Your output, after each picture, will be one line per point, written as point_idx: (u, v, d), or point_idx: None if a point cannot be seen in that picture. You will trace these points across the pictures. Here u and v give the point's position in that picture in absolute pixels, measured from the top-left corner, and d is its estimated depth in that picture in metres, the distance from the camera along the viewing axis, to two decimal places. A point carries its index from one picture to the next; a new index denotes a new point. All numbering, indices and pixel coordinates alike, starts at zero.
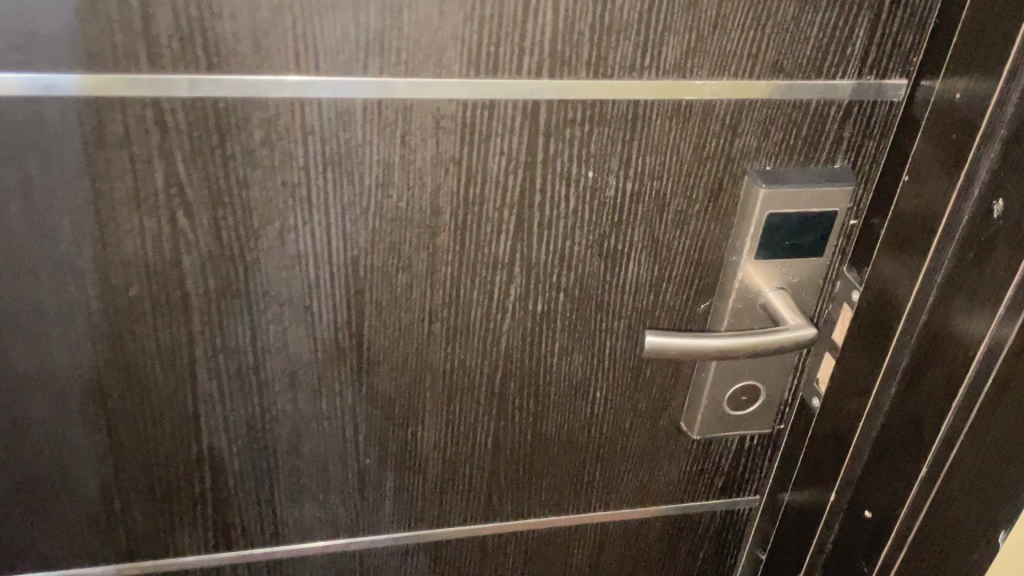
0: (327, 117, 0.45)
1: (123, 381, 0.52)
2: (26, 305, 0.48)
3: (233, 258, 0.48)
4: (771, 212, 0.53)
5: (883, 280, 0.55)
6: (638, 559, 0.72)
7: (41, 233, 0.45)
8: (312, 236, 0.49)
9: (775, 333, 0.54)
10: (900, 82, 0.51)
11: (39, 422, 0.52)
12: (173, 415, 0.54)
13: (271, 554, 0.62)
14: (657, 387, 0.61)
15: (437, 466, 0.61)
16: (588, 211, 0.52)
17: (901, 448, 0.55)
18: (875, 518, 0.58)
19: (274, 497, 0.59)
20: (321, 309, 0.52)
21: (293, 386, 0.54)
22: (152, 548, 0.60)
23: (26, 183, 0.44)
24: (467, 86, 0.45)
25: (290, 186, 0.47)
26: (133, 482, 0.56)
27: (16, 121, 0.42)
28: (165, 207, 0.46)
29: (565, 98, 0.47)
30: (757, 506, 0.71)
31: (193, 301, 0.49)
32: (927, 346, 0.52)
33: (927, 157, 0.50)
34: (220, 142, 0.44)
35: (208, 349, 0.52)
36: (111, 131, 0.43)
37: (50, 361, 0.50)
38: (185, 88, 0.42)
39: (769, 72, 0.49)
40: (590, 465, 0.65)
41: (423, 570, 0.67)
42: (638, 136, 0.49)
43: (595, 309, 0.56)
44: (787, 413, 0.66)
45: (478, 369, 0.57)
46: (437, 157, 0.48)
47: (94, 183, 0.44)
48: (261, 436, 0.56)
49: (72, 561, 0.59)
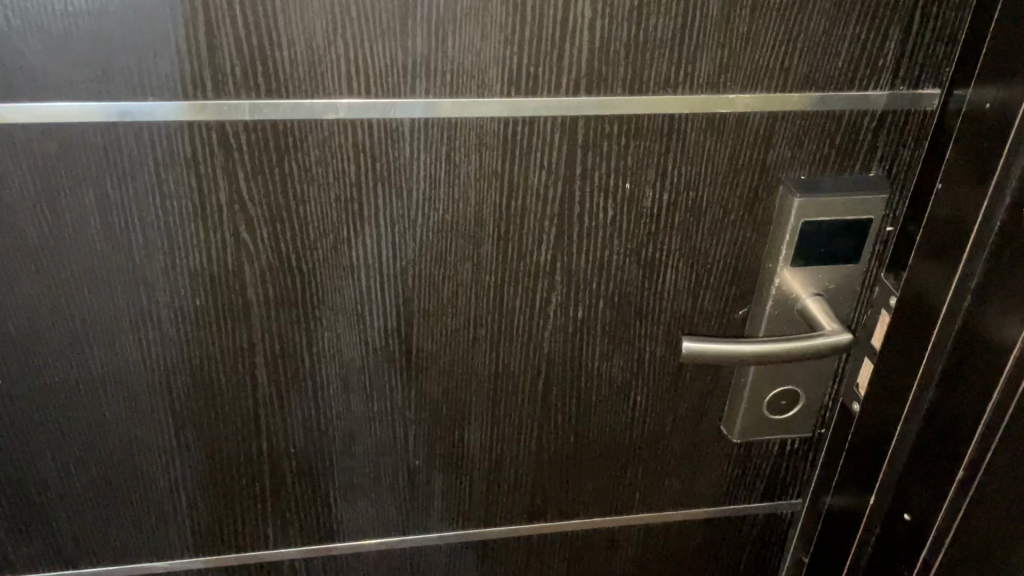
0: (377, 136, 0.48)
1: (190, 385, 0.55)
2: (103, 314, 0.51)
3: (291, 269, 0.52)
4: (806, 220, 0.54)
5: (918, 285, 0.56)
6: (681, 560, 0.74)
7: (116, 247, 0.49)
8: (363, 248, 0.52)
9: (813, 338, 0.55)
10: (933, 91, 0.52)
11: (114, 422, 0.56)
12: (235, 416, 0.57)
13: (326, 551, 0.65)
14: (697, 391, 0.63)
15: (484, 468, 0.64)
16: (626, 221, 0.54)
17: (940, 450, 0.56)
18: (916, 518, 0.59)
19: (329, 496, 0.62)
20: (372, 317, 0.55)
21: (347, 389, 0.57)
22: (215, 543, 0.63)
23: (104, 200, 0.48)
24: (509, 104, 0.48)
25: (343, 201, 0.50)
26: (198, 480, 0.59)
27: (95, 144, 0.46)
28: (228, 222, 0.49)
29: (602, 114, 0.49)
30: (800, 510, 0.72)
31: (253, 308, 0.53)
32: (963, 349, 0.53)
33: (960, 164, 0.51)
34: (279, 161, 0.48)
35: (267, 355, 0.55)
36: (180, 152, 0.46)
37: (123, 365, 0.54)
38: (247, 112, 0.46)
39: (802, 85, 0.50)
40: (632, 468, 0.66)
41: (470, 568, 0.70)
42: (674, 149, 0.51)
43: (634, 315, 0.58)
44: (827, 418, 0.67)
45: (521, 373, 0.60)
46: (480, 171, 0.50)
47: (164, 200, 0.48)
48: (317, 436, 0.59)
49: (142, 554, 0.63)
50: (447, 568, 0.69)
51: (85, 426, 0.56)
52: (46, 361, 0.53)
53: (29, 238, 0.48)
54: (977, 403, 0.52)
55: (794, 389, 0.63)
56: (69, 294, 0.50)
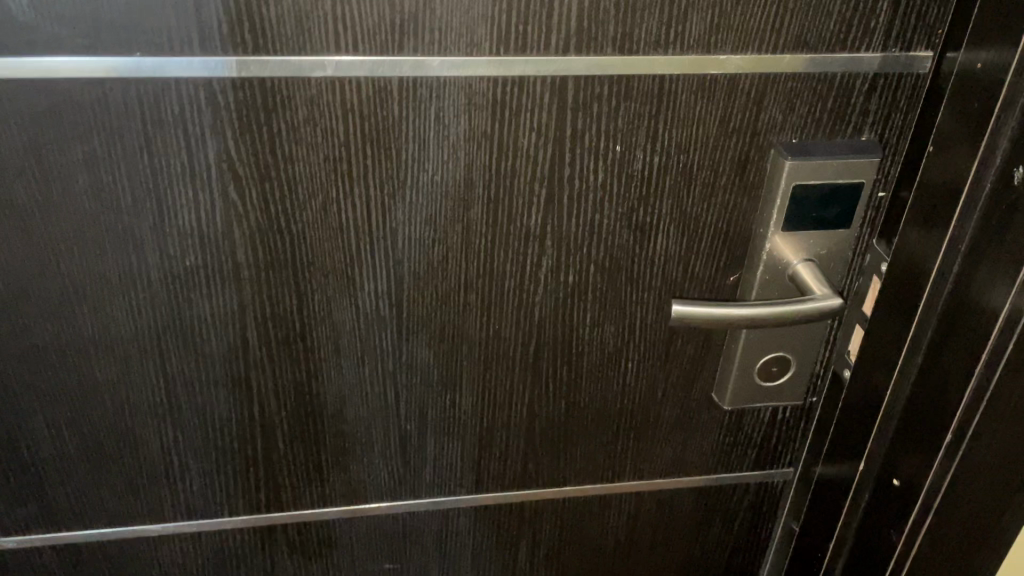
0: (366, 95, 0.48)
1: (181, 347, 0.55)
2: (93, 274, 0.51)
3: (280, 230, 0.52)
4: (797, 183, 0.54)
5: (908, 251, 0.56)
6: (673, 529, 0.74)
7: (105, 206, 0.49)
8: (353, 209, 0.52)
9: (805, 302, 0.55)
10: (926, 54, 0.52)
11: (105, 384, 0.56)
12: (226, 379, 0.57)
13: (319, 516, 0.66)
14: (688, 358, 0.63)
15: (476, 433, 0.64)
16: (617, 184, 0.54)
17: (929, 415, 0.56)
18: (906, 483, 0.60)
19: (321, 460, 0.63)
20: (363, 280, 0.55)
21: (338, 353, 0.57)
22: (209, 507, 0.63)
23: (92, 159, 0.47)
24: (498, 63, 0.48)
25: (332, 161, 0.50)
26: (191, 443, 0.60)
27: (83, 101, 0.45)
28: (217, 181, 0.49)
29: (592, 74, 0.49)
30: (792, 479, 0.73)
31: (243, 270, 0.53)
32: (952, 314, 0.53)
33: (951, 127, 0.51)
34: (267, 120, 0.47)
35: (258, 317, 0.55)
36: (167, 109, 0.46)
37: (114, 326, 0.54)
38: (234, 69, 0.46)
39: (793, 46, 0.50)
40: (624, 435, 0.67)
41: (463, 534, 0.70)
42: (665, 110, 0.51)
43: (625, 280, 0.58)
44: (819, 386, 0.67)
45: (513, 338, 0.60)
46: (470, 132, 0.50)
47: (153, 159, 0.48)
48: (309, 400, 0.59)
49: (136, 517, 0.63)
50: (440, 534, 0.69)
51: (76, 388, 0.56)
52: (37, 322, 0.53)
53: (17, 197, 0.48)
54: (965, 366, 0.52)
55: (786, 356, 0.63)
56: (59, 254, 0.51)
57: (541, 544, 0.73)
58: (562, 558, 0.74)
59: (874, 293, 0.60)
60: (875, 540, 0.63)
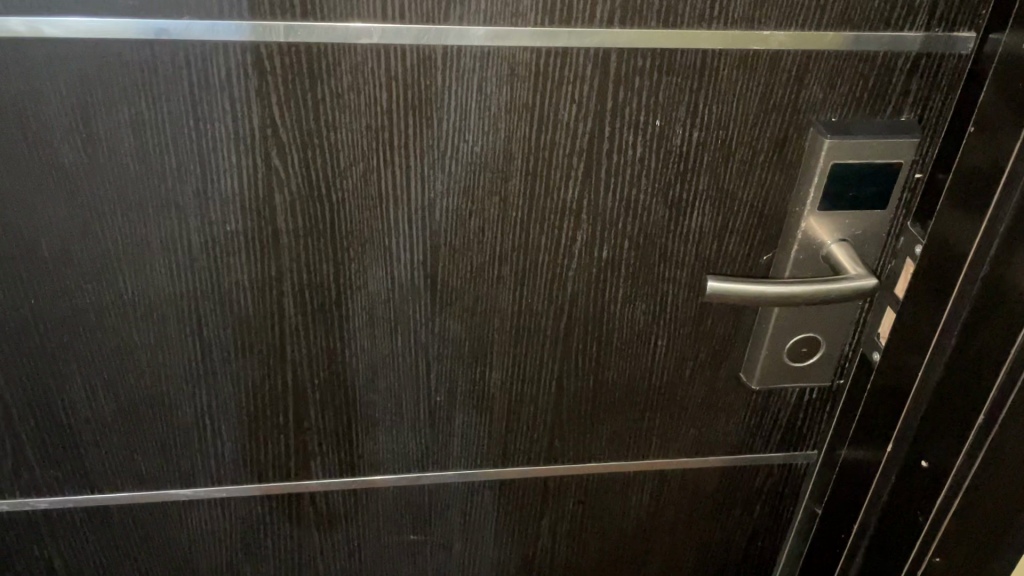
0: (410, 63, 0.48)
1: (219, 312, 0.56)
2: (135, 236, 0.52)
3: (320, 198, 0.52)
4: (836, 162, 0.54)
5: (943, 234, 0.56)
6: (695, 509, 0.75)
7: (149, 169, 0.50)
8: (392, 178, 0.52)
9: (840, 282, 0.55)
10: (969, 35, 0.52)
11: (143, 347, 0.57)
12: (261, 345, 0.58)
13: (346, 485, 0.66)
14: (718, 337, 0.63)
15: (503, 407, 0.64)
16: (654, 159, 0.54)
17: (959, 398, 0.56)
18: (932, 466, 0.60)
19: (351, 429, 0.63)
20: (399, 249, 0.55)
21: (372, 322, 0.58)
22: (239, 473, 0.64)
23: (138, 121, 0.48)
24: (541, 34, 0.48)
25: (373, 129, 0.50)
26: (224, 409, 0.60)
27: (132, 63, 0.46)
28: (261, 147, 0.50)
29: (635, 47, 0.49)
30: (815, 462, 0.73)
31: (283, 237, 0.53)
32: (987, 297, 0.53)
33: (993, 108, 0.51)
34: (312, 86, 0.48)
35: (295, 284, 0.55)
36: (215, 73, 0.47)
37: (154, 290, 0.54)
38: (282, 34, 0.46)
39: (837, 24, 0.50)
40: (651, 413, 0.67)
41: (487, 508, 0.71)
42: (706, 86, 0.51)
43: (658, 257, 0.58)
44: (847, 369, 0.67)
45: (544, 312, 0.60)
46: (511, 103, 0.50)
47: (198, 123, 0.48)
48: (341, 369, 0.60)
49: (167, 482, 0.64)
50: (464, 507, 0.70)
51: (114, 350, 0.57)
52: (78, 283, 0.54)
53: (63, 158, 0.49)
54: (999, 350, 0.52)
55: (816, 337, 0.63)
56: (102, 215, 0.51)
57: (562, 520, 0.73)
58: (584, 535, 0.75)
59: (906, 276, 0.60)
60: (900, 523, 0.64)
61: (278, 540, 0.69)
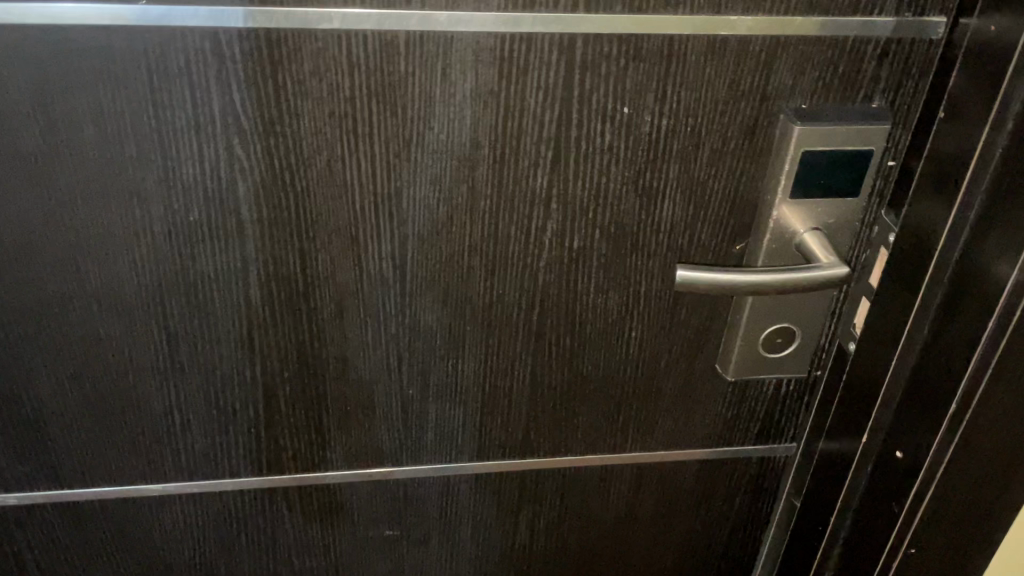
0: (373, 49, 0.47)
1: (185, 304, 0.55)
2: (98, 226, 0.52)
3: (285, 186, 0.51)
4: (806, 150, 0.53)
5: (915, 222, 0.55)
6: (674, 502, 0.74)
7: (110, 157, 0.49)
8: (358, 167, 0.51)
9: (811, 271, 0.55)
10: (939, 19, 0.51)
11: (108, 339, 0.56)
12: (228, 337, 0.57)
13: (320, 480, 0.66)
14: (693, 328, 0.63)
15: (477, 400, 0.64)
16: (623, 147, 0.53)
17: (934, 386, 0.56)
18: (906, 457, 0.59)
19: (323, 423, 0.63)
20: (367, 240, 0.54)
21: (341, 313, 0.57)
22: (210, 469, 0.64)
23: (97, 109, 0.47)
24: (505, 20, 0.47)
25: (337, 117, 0.49)
26: (192, 402, 0.60)
27: (90, 50, 0.45)
28: (222, 136, 0.49)
29: (601, 33, 0.49)
30: (794, 454, 0.73)
31: (248, 227, 0.53)
32: (957, 286, 0.52)
33: (962, 94, 0.50)
34: (273, 73, 0.47)
35: (262, 275, 0.55)
36: (174, 60, 0.46)
37: (118, 281, 0.54)
38: (240, 19, 0.45)
39: (805, 9, 0.50)
40: (627, 405, 0.67)
41: (463, 503, 0.70)
42: (674, 73, 0.51)
43: (631, 247, 0.58)
44: (824, 359, 0.66)
45: (516, 304, 0.59)
46: (477, 90, 0.50)
47: (158, 111, 0.48)
48: (311, 361, 0.59)
49: (137, 477, 0.63)
50: (440, 502, 0.69)
51: (81, 343, 0.56)
52: (42, 273, 0.53)
53: (23, 146, 0.48)
54: (972, 337, 0.52)
55: (791, 327, 0.63)
56: (63, 206, 0.51)
57: (540, 514, 0.73)
58: (563, 530, 0.74)
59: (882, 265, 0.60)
60: (875, 515, 0.64)
61: (253, 535, 0.68)
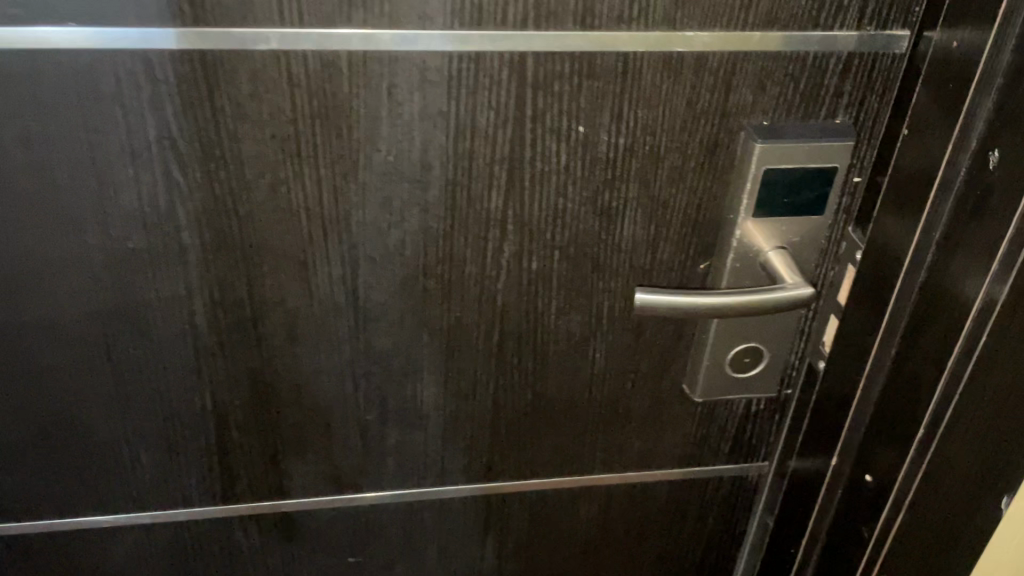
0: (314, 70, 0.45)
1: (128, 332, 0.53)
2: (34, 255, 0.50)
3: (227, 211, 0.49)
4: (768, 168, 0.52)
5: (882, 240, 0.54)
6: (645, 523, 0.73)
7: (42, 182, 0.47)
8: (303, 191, 0.49)
9: (775, 291, 0.53)
10: (903, 33, 0.50)
11: (50, 370, 0.54)
12: (175, 366, 0.55)
13: (278, 508, 0.64)
14: (659, 348, 0.61)
15: (438, 425, 0.62)
16: (580, 166, 0.52)
17: (902, 408, 0.54)
18: (876, 481, 0.58)
19: (279, 450, 0.61)
20: (316, 265, 0.52)
21: (292, 339, 0.55)
22: (162, 499, 0.62)
23: (26, 135, 0.45)
24: (452, 38, 0.45)
25: (280, 139, 0.47)
26: (140, 432, 0.58)
27: (15, 74, 0.43)
28: (159, 161, 0.47)
29: (552, 51, 0.47)
30: (767, 473, 0.71)
31: (190, 253, 0.51)
32: (924, 307, 0.51)
33: (925, 110, 0.49)
34: (209, 95, 0.45)
35: (207, 302, 0.53)
36: (104, 84, 0.44)
37: (57, 311, 0.52)
38: (173, 41, 0.44)
39: (763, 24, 0.48)
40: (593, 426, 0.65)
41: (428, 528, 0.68)
42: (630, 90, 0.49)
43: (592, 267, 0.56)
44: (794, 378, 0.65)
45: (475, 327, 0.58)
46: (425, 111, 0.48)
47: (90, 136, 0.46)
48: (263, 388, 0.57)
49: (87, 509, 0.61)
50: (403, 527, 0.68)
51: (27, 372, 0.54)
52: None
53: None
54: (939, 359, 0.50)
55: (758, 347, 0.61)
56: None
57: (508, 537, 0.71)
58: (532, 553, 0.73)
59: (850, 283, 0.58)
60: (847, 538, 0.62)
61: (210, 565, 0.66)
